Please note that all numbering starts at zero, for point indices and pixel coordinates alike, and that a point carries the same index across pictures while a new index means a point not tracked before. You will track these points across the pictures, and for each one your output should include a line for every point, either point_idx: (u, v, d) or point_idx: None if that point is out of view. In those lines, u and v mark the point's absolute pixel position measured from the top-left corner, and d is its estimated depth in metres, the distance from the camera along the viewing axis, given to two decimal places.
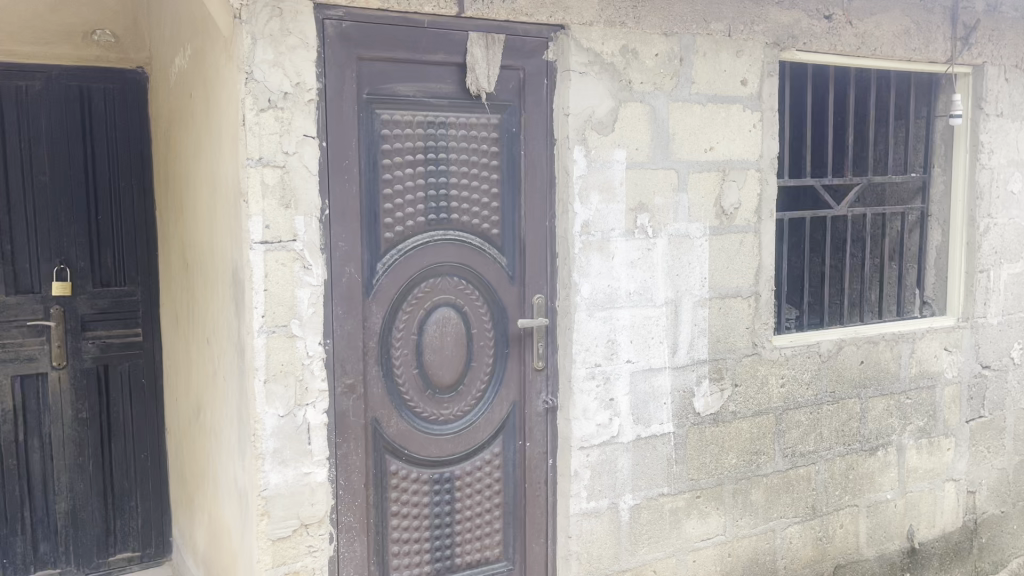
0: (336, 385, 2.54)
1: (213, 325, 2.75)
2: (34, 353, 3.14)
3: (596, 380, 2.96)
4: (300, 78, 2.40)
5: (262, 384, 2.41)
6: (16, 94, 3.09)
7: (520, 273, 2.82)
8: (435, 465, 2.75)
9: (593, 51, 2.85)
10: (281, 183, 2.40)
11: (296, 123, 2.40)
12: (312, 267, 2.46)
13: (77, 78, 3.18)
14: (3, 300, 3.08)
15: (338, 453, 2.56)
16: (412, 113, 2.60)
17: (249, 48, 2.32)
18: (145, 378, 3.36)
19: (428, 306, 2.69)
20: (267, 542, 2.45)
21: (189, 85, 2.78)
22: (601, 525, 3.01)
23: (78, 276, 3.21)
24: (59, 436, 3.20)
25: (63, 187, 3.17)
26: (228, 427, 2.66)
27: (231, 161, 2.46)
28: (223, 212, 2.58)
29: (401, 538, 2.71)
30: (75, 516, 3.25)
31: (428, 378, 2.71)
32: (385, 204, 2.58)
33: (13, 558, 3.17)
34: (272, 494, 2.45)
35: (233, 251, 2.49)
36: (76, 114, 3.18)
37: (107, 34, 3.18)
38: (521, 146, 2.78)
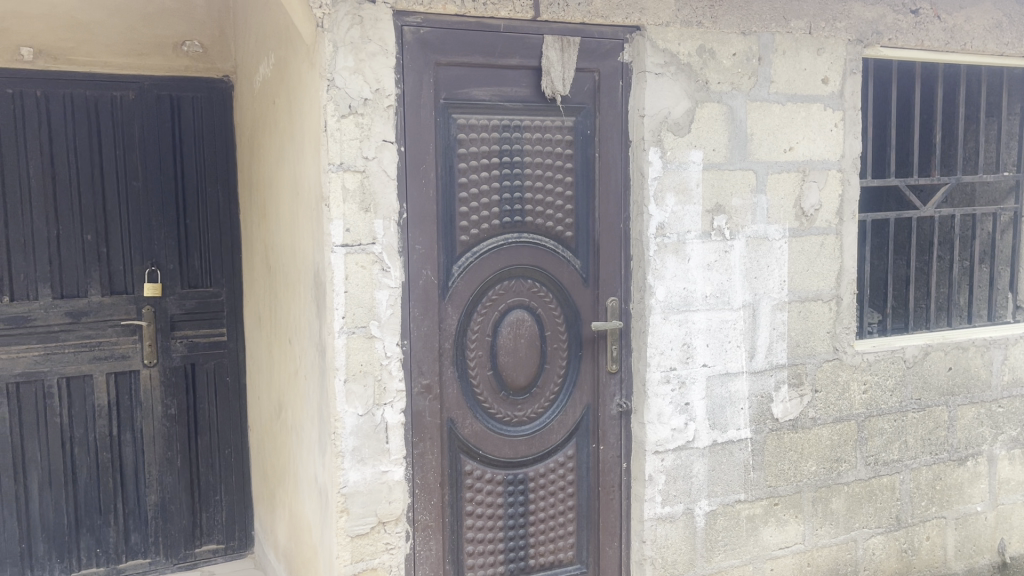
0: (412, 385, 2.58)
1: (294, 324, 2.83)
2: (127, 352, 3.29)
3: (671, 384, 2.93)
4: (380, 84, 2.45)
5: (341, 384, 2.47)
6: (112, 104, 3.23)
7: (593, 276, 2.82)
8: (508, 466, 2.77)
9: (670, 52, 2.83)
10: (361, 188, 2.45)
11: (376, 129, 2.45)
12: (390, 269, 2.51)
13: (168, 88, 3.30)
14: (99, 300, 3.23)
15: (414, 452, 2.60)
16: (488, 117, 2.63)
17: (331, 56, 2.38)
18: (229, 377, 3.48)
19: (502, 308, 2.71)
20: (346, 539, 2.51)
21: (273, 92, 2.87)
22: (676, 531, 2.98)
23: (167, 278, 3.34)
24: (149, 431, 3.34)
25: (155, 192, 3.31)
26: (309, 425, 2.73)
27: (313, 166, 2.52)
28: (305, 216, 2.65)
29: (475, 538, 2.74)
30: (164, 508, 3.38)
31: (502, 379, 2.73)
32: (460, 207, 2.61)
33: (106, 547, 3.31)
34: (351, 491, 2.50)
35: (315, 253, 2.56)
36: (167, 122, 3.31)
37: (195, 45, 3.30)
38: (595, 148, 2.78)
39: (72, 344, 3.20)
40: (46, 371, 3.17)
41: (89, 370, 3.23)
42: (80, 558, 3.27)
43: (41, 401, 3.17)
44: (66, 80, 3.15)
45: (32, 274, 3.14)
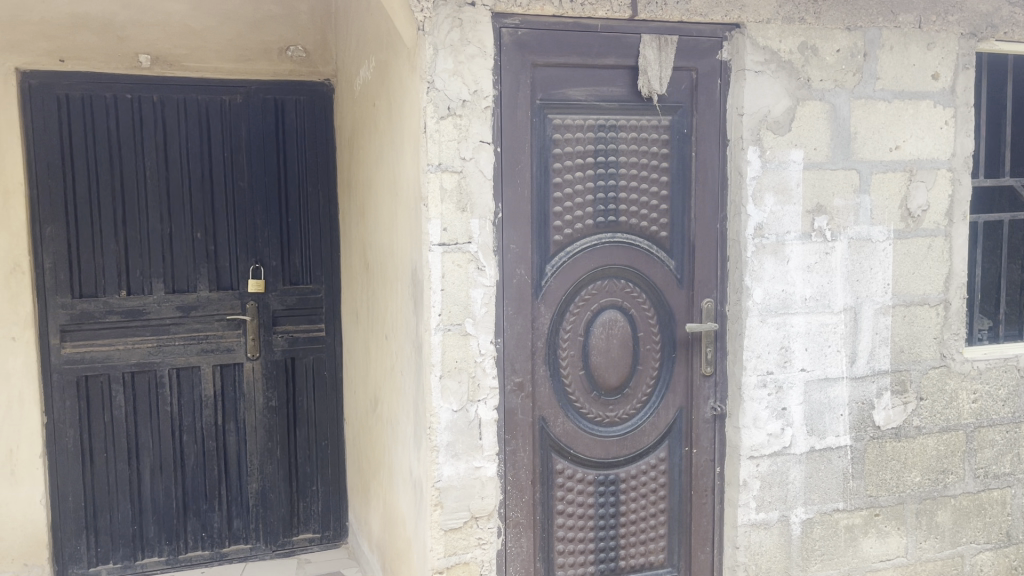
0: (505, 383, 2.61)
1: (392, 320, 2.89)
2: (233, 345, 3.43)
3: (768, 389, 2.87)
4: (478, 85, 2.49)
5: (437, 379, 2.52)
6: (221, 108, 3.37)
7: (688, 276, 2.79)
8: (599, 467, 2.76)
9: (770, 49, 2.78)
10: (458, 188, 2.49)
11: (473, 130, 2.49)
12: (485, 268, 2.54)
13: (273, 92, 3.42)
14: (206, 295, 3.39)
15: (506, 449, 2.63)
16: (584, 117, 2.63)
17: (431, 59, 2.43)
18: (326, 372, 3.58)
19: (594, 308, 2.71)
20: (440, 532, 2.56)
21: (374, 94, 2.94)
22: (771, 538, 2.91)
23: (270, 274, 3.47)
24: (252, 421, 3.48)
25: (259, 192, 3.44)
26: (404, 419, 2.79)
27: (412, 166, 2.58)
28: (403, 215, 2.71)
29: (566, 537, 2.74)
30: (264, 496, 3.52)
31: (594, 379, 2.73)
32: (554, 207, 2.63)
33: (211, 532, 3.47)
34: (445, 486, 2.55)
35: (413, 252, 2.61)
36: (271, 125, 3.43)
37: (300, 49, 3.40)
38: (692, 147, 2.76)
39: (182, 336, 3.36)
40: (158, 362, 3.34)
41: (197, 362, 3.39)
42: (187, 541, 3.44)
43: (154, 390, 3.35)
44: (179, 86, 3.30)
45: (147, 270, 3.31)
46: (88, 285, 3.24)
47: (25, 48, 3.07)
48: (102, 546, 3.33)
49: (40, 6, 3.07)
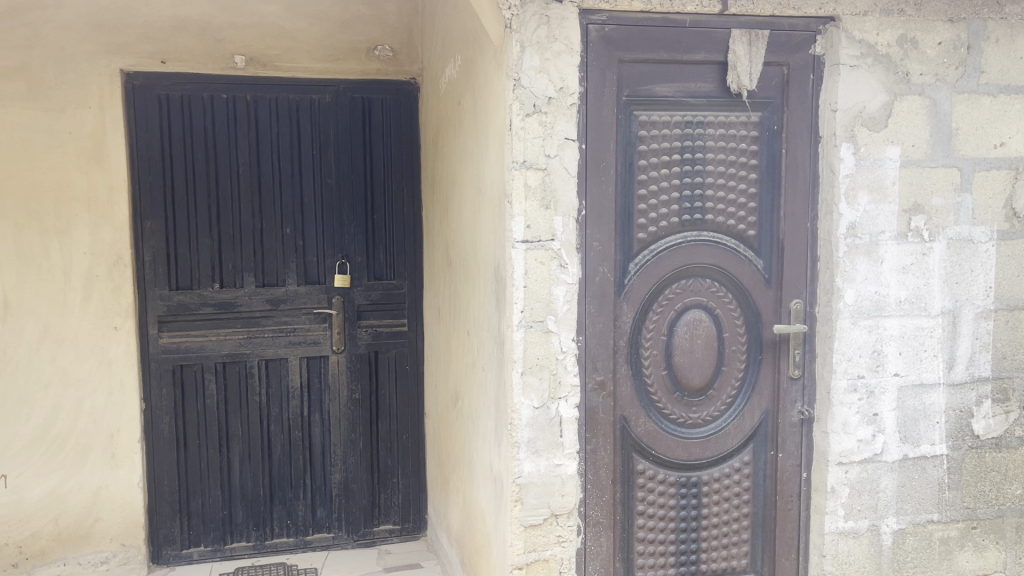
0: (587, 381, 2.60)
1: (474, 316, 2.92)
2: (319, 338, 3.52)
3: (859, 394, 2.77)
4: (564, 82, 2.48)
5: (519, 376, 2.52)
6: (311, 107, 3.46)
7: (776, 276, 2.73)
8: (681, 468, 2.73)
9: (867, 43, 2.69)
10: (543, 185, 2.49)
11: (559, 127, 2.49)
12: (568, 266, 2.54)
13: (360, 91, 3.49)
14: (295, 289, 3.48)
15: (587, 448, 2.62)
16: (671, 113, 2.60)
17: (518, 56, 2.44)
18: (408, 366, 3.64)
19: (679, 308, 2.68)
20: (520, 528, 2.57)
21: (459, 93, 2.97)
22: (860, 548, 2.82)
23: (355, 269, 3.54)
24: (336, 413, 3.56)
25: (346, 189, 3.51)
26: (485, 415, 2.81)
27: (497, 163, 2.59)
28: (487, 213, 2.73)
29: (646, 539, 2.72)
30: (347, 486, 3.60)
31: (677, 380, 2.69)
32: (639, 205, 2.60)
33: (296, 520, 3.57)
34: (525, 482, 2.56)
35: (497, 249, 2.62)
36: (359, 123, 3.50)
37: (387, 49, 3.46)
38: (781, 144, 2.69)
39: (271, 329, 3.46)
40: (248, 353, 3.45)
41: (285, 354, 3.49)
42: (273, 527, 3.55)
43: (244, 380, 3.46)
44: (272, 86, 3.40)
45: (239, 264, 3.43)
46: (183, 277, 3.38)
47: (129, 51, 3.21)
48: (194, 529, 3.46)
49: (143, 10, 3.21)
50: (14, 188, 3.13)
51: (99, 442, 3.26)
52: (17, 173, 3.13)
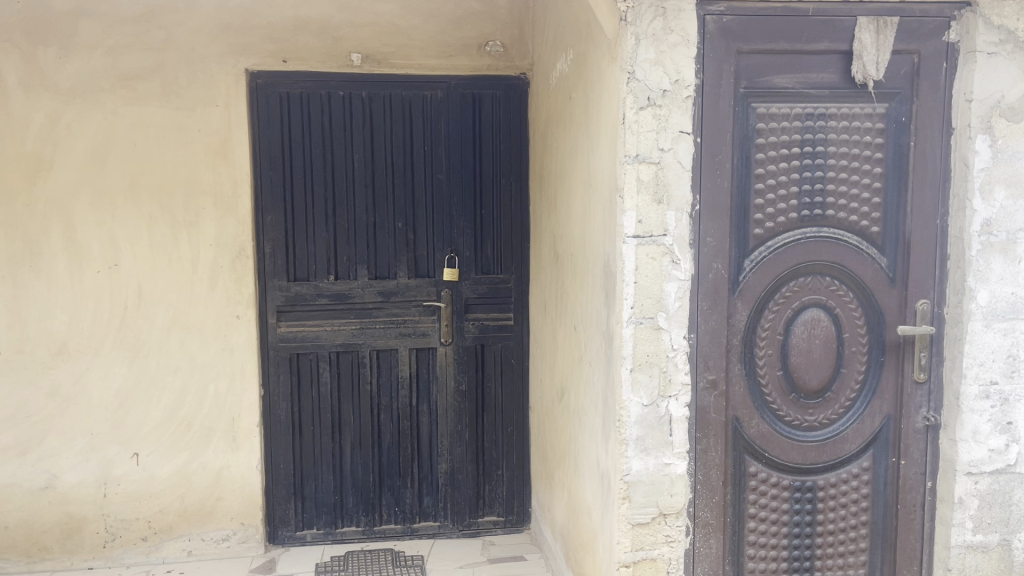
0: (698, 380, 2.55)
1: (581, 311, 2.91)
2: (427, 330, 3.59)
3: (991, 401, 2.62)
4: (679, 75, 2.44)
5: (628, 372, 2.50)
6: (423, 103, 3.52)
7: (901, 275, 2.61)
8: (796, 472, 2.64)
9: (1006, 28, 2.53)
10: (655, 179, 2.46)
11: (673, 120, 2.45)
12: (680, 262, 2.50)
13: (471, 87, 3.53)
14: (405, 282, 3.56)
15: (697, 447, 2.57)
16: (791, 105, 2.52)
17: (633, 49, 2.41)
18: (514, 359, 3.67)
19: (796, 306, 2.59)
20: (628, 526, 2.55)
21: (570, 86, 2.96)
22: (988, 562, 2.68)
23: (464, 263, 3.59)
24: (443, 404, 3.63)
25: (455, 183, 3.56)
26: (592, 411, 2.80)
27: (608, 157, 2.57)
28: (597, 207, 2.71)
29: (757, 542, 2.65)
30: (452, 477, 3.66)
31: (793, 381, 2.61)
32: (756, 199, 2.53)
33: (403, 507, 3.66)
34: (634, 480, 2.54)
35: (607, 244, 2.60)
36: (469, 119, 3.55)
37: (498, 45, 3.49)
38: (910, 137, 2.57)
39: (382, 320, 3.56)
40: (360, 343, 3.55)
41: (395, 344, 3.58)
42: (381, 513, 3.64)
43: (355, 369, 3.57)
44: (386, 83, 3.48)
45: (352, 256, 3.53)
46: (301, 269, 3.50)
47: (253, 50, 3.33)
48: (307, 512, 3.60)
49: (266, 11, 3.33)
50: (147, 183, 3.31)
51: (221, 425, 3.42)
52: (151, 168, 3.31)
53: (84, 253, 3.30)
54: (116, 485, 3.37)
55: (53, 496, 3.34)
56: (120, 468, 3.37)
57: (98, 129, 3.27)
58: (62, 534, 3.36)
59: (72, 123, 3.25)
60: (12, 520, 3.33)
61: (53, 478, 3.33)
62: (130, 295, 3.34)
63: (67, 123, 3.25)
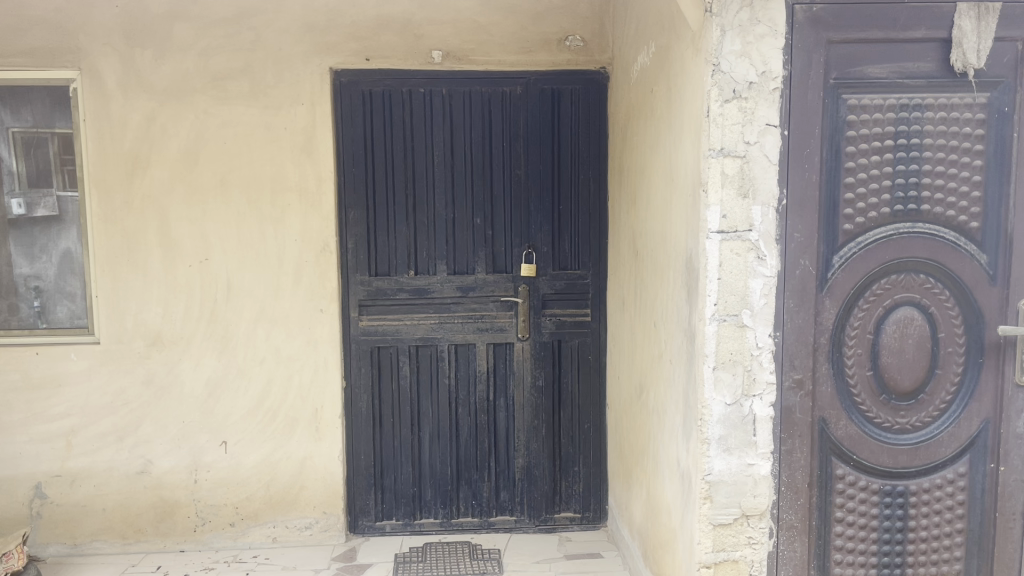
0: (784, 379, 2.48)
1: (662, 307, 2.87)
2: (505, 325, 3.61)
3: None
4: (767, 66, 2.38)
5: (710, 371, 2.46)
6: (502, 98, 3.53)
7: (1002, 273, 2.49)
8: (886, 476, 2.55)
9: None
10: (741, 173, 2.41)
11: (759, 112, 2.40)
12: (765, 258, 2.44)
13: (550, 82, 3.52)
14: (483, 277, 3.59)
15: (782, 448, 2.50)
16: (885, 96, 2.43)
17: (718, 41, 2.36)
18: (591, 355, 3.65)
19: (888, 305, 2.49)
20: (709, 526, 2.51)
21: (652, 80, 2.92)
22: None
23: (541, 259, 3.59)
24: (521, 399, 3.64)
25: (534, 179, 3.56)
26: (673, 409, 2.76)
27: (692, 151, 2.53)
28: (679, 202, 2.67)
29: (845, 547, 2.57)
30: (529, 471, 3.67)
31: (884, 382, 2.51)
32: (846, 193, 2.44)
33: (481, 500, 3.68)
34: (715, 480, 2.50)
35: (689, 240, 2.56)
36: (548, 114, 3.54)
37: (578, 39, 3.47)
38: (1012, 128, 2.45)
39: (460, 315, 3.59)
40: (439, 338, 3.60)
41: (473, 339, 3.61)
42: (459, 506, 3.68)
43: (434, 362, 3.61)
44: (466, 79, 3.50)
45: (432, 252, 3.58)
46: (382, 264, 3.56)
47: (338, 49, 3.40)
48: (386, 503, 3.66)
49: (350, 11, 3.39)
50: (236, 180, 3.42)
51: (306, 415, 3.51)
52: (240, 166, 3.41)
53: (177, 248, 3.43)
54: (206, 472, 3.49)
55: (147, 481, 3.48)
56: (210, 456, 3.49)
57: (191, 128, 3.39)
58: (155, 517, 3.50)
59: (167, 123, 3.38)
60: (110, 503, 3.48)
61: (147, 464, 3.47)
62: (220, 288, 3.45)
63: (162, 122, 3.38)
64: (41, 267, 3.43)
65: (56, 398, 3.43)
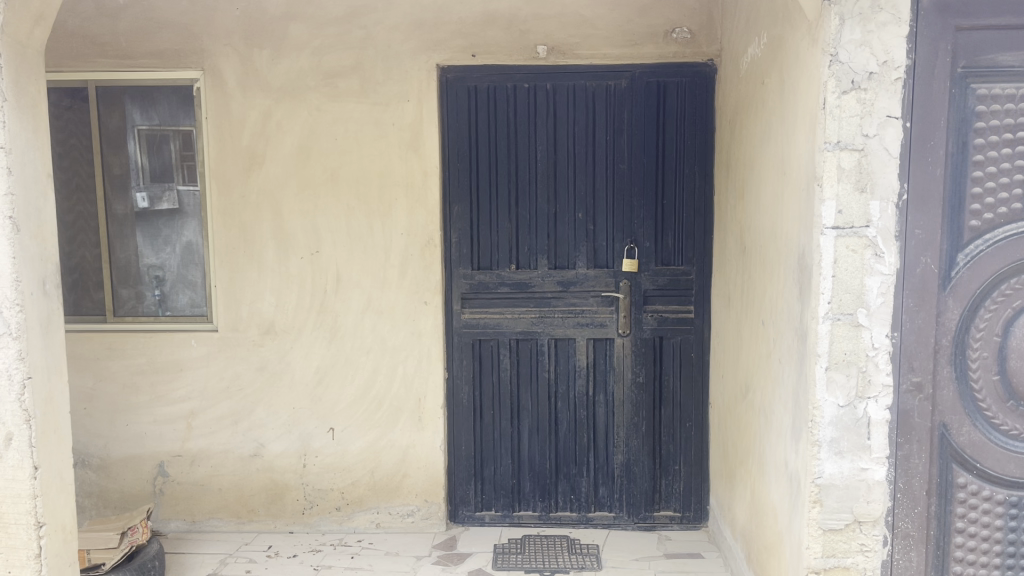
0: (901, 382, 2.38)
1: (771, 305, 2.81)
2: (606, 321, 3.59)
3: None
4: (889, 55, 2.29)
5: (823, 371, 2.38)
6: (606, 93, 3.51)
7: None
8: (1013, 486, 2.41)
9: None
10: (858, 167, 2.32)
11: (880, 104, 2.30)
12: (884, 255, 2.35)
13: (655, 76, 3.48)
14: (584, 272, 3.58)
15: (899, 453, 2.40)
16: (1018, 85, 2.30)
17: (836, 30, 2.28)
18: (694, 353, 3.60)
19: (1017, 306, 2.36)
20: (818, 531, 2.44)
21: (764, 72, 2.85)
22: None
23: (643, 254, 3.56)
24: (621, 395, 3.62)
25: (638, 174, 3.53)
26: (781, 410, 2.70)
27: (806, 144, 2.45)
28: (791, 197, 2.60)
29: (965, 559, 2.45)
30: (629, 468, 3.65)
31: (1012, 387, 2.38)
32: (973, 188, 2.32)
33: (579, 495, 3.69)
34: (826, 483, 2.42)
35: (802, 236, 2.49)
36: (653, 108, 3.50)
37: (685, 31, 3.42)
38: None
39: (561, 310, 3.60)
40: (540, 332, 3.62)
41: (573, 334, 3.61)
42: (557, 500, 3.70)
43: (534, 356, 3.63)
44: (570, 74, 3.50)
45: (534, 246, 3.60)
46: (484, 257, 3.61)
47: (445, 46, 3.45)
48: (486, 494, 3.71)
49: (458, 8, 3.43)
50: (346, 175, 3.52)
51: (409, 405, 3.59)
52: (349, 161, 3.51)
53: (290, 241, 3.56)
54: (315, 457, 3.62)
55: (260, 464, 3.63)
56: (318, 441, 3.61)
57: (304, 124, 3.51)
58: (267, 498, 3.65)
59: (282, 120, 3.51)
60: (225, 483, 3.65)
61: (260, 447, 3.62)
62: (329, 280, 3.57)
63: (277, 120, 3.51)
64: (165, 258, 3.63)
65: (178, 382, 3.62)
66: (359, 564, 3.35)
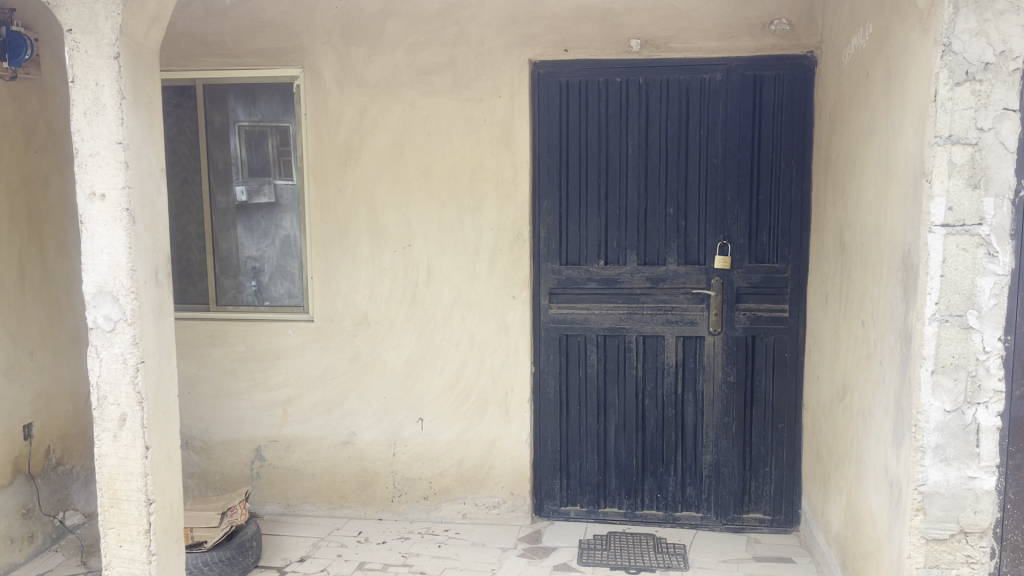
0: (1015, 387, 2.26)
1: (872, 305, 2.71)
2: (696, 319, 3.54)
3: None
4: (1007, 45, 2.18)
5: (929, 374, 2.29)
6: (700, 86, 3.45)
7: None
8: None
9: None
10: (971, 162, 2.22)
11: (996, 96, 2.20)
12: (997, 255, 2.24)
13: (752, 68, 3.40)
14: (675, 269, 3.54)
15: (1010, 463, 2.28)
16: None
17: (950, 19, 2.18)
18: (788, 353, 3.51)
19: None
20: (921, 540, 2.35)
21: (869, 63, 2.75)
22: None
23: (736, 251, 3.49)
24: (710, 394, 3.57)
25: (732, 169, 3.46)
26: (882, 414, 2.60)
27: (914, 138, 2.36)
28: (896, 193, 2.51)
29: None
30: (718, 468, 3.60)
31: None
32: None
33: (666, 494, 3.65)
34: (930, 491, 2.33)
35: (908, 234, 2.40)
36: (749, 101, 3.43)
37: (784, 23, 3.33)
38: None
39: (650, 307, 3.57)
40: (628, 328, 3.59)
41: (662, 331, 3.57)
42: (643, 498, 3.67)
43: (622, 352, 3.61)
44: (663, 68, 3.46)
45: (623, 242, 3.57)
46: (573, 252, 3.60)
47: (537, 41, 3.46)
48: (571, 489, 3.71)
49: (551, 3, 3.43)
50: (438, 169, 3.57)
51: (496, 398, 3.62)
52: (441, 156, 3.56)
53: (383, 234, 3.63)
54: (404, 446, 3.69)
55: (351, 451, 3.73)
56: (407, 431, 3.68)
57: (398, 119, 3.57)
58: (357, 485, 3.75)
59: (377, 116, 3.59)
60: (318, 469, 3.77)
61: (352, 435, 3.72)
62: (420, 273, 3.63)
63: (372, 116, 3.59)
64: (264, 250, 3.76)
65: (274, 370, 3.74)
66: (446, 553, 3.40)
